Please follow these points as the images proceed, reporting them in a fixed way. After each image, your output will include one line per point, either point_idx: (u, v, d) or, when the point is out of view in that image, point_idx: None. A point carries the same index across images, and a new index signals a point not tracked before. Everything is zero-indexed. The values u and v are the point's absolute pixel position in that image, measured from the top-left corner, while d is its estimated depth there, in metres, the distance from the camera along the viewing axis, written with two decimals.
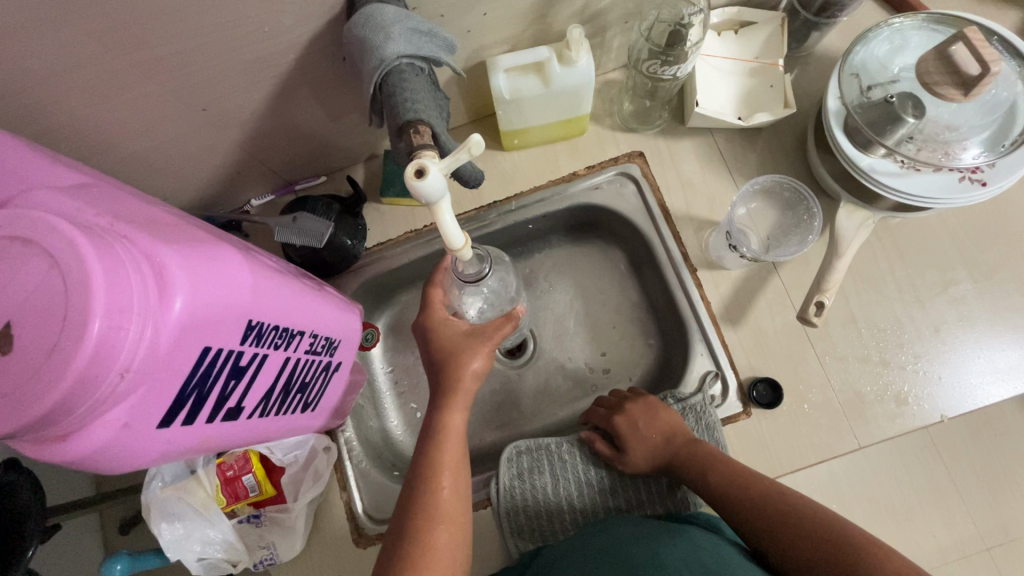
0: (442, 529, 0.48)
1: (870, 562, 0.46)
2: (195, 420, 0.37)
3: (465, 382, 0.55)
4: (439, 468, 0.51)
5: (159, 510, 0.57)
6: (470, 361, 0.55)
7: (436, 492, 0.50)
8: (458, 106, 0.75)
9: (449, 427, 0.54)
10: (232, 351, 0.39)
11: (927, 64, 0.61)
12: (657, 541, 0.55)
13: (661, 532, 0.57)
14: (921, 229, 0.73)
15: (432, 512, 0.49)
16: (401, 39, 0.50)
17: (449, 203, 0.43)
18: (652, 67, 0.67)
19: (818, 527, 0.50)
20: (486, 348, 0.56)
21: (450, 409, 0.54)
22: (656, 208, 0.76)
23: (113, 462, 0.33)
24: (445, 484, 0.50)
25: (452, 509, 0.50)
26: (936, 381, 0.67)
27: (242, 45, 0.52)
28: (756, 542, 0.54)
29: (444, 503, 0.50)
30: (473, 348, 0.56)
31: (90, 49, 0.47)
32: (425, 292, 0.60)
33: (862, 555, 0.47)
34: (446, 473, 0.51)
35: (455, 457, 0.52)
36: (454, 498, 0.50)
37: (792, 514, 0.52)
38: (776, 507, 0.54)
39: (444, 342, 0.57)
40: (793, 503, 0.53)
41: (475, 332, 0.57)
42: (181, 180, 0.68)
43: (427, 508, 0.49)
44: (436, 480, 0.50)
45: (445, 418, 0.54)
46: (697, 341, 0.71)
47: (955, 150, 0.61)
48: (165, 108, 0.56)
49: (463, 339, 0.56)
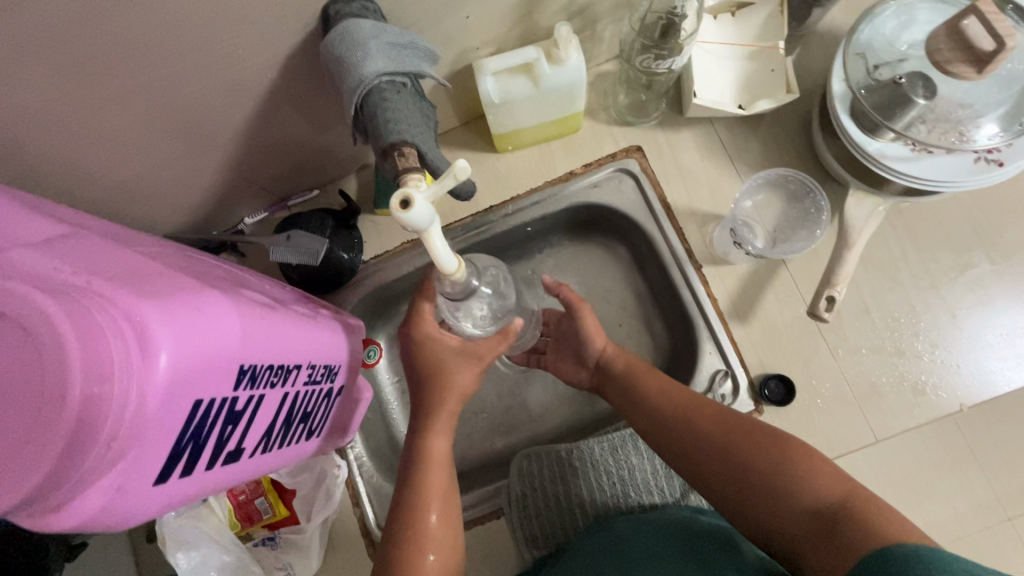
0: (430, 559, 0.48)
1: (776, 456, 0.48)
2: (194, 470, 0.37)
3: (450, 401, 0.54)
4: (428, 498, 0.51)
5: (174, 540, 0.56)
6: (460, 379, 0.54)
7: (423, 523, 0.49)
8: (447, 111, 0.73)
9: (432, 454, 0.53)
10: (226, 398, 0.38)
11: (937, 41, 0.57)
12: (657, 539, 0.55)
13: (663, 529, 0.56)
14: (934, 213, 0.70)
15: (417, 542, 0.49)
16: (380, 56, 0.48)
17: (439, 227, 0.41)
18: (645, 61, 0.64)
19: (715, 424, 0.53)
20: (474, 366, 0.55)
21: (434, 433, 0.54)
22: (656, 203, 0.73)
23: (113, 522, 0.33)
24: (433, 514, 0.50)
25: (441, 540, 0.50)
26: (955, 370, 0.66)
27: (218, 68, 0.50)
28: (689, 466, 0.53)
29: (433, 535, 0.49)
30: (460, 365, 0.54)
31: (63, 86, 0.45)
32: (416, 303, 0.59)
33: (760, 451, 0.49)
34: (433, 502, 0.51)
35: (441, 485, 0.52)
36: (442, 527, 0.50)
37: (722, 447, 0.51)
38: (706, 432, 0.53)
39: (433, 355, 0.55)
40: (736, 432, 0.51)
41: (464, 349, 0.55)
42: (171, 205, 0.67)
43: (413, 539, 0.49)
44: (423, 510, 0.50)
45: (430, 444, 0.53)
46: (705, 338, 0.69)
47: (969, 129, 0.59)
48: (148, 135, 0.55)
49: (451, 355, 0.55)
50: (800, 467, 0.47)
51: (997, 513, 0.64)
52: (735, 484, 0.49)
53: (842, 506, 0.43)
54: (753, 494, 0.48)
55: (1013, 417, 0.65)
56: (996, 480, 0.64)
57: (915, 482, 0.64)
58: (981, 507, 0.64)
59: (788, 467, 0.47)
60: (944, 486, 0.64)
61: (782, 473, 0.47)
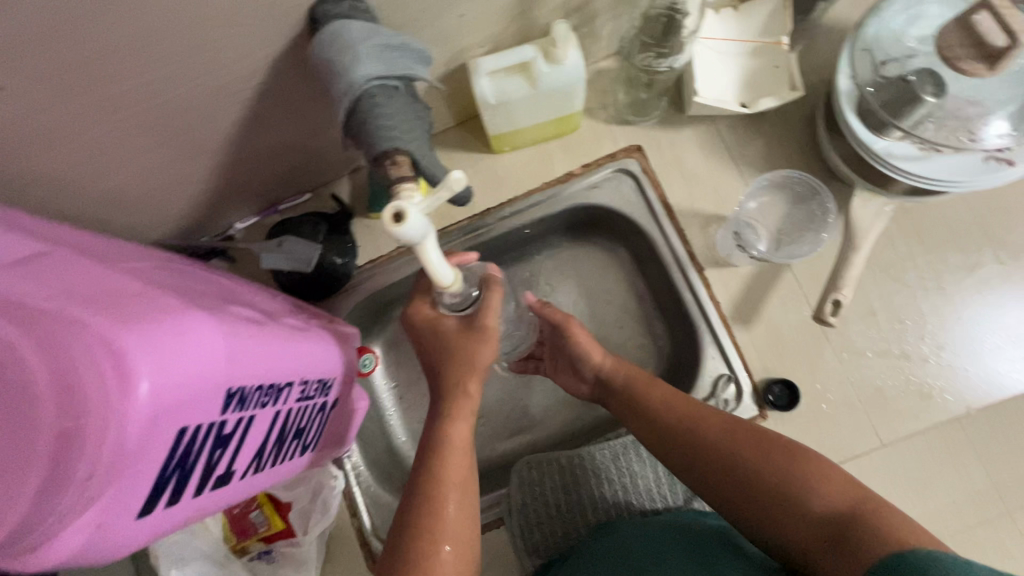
0: (447, 549, 0.46)
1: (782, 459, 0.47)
2: (181, 498, 0.35)
3: (469, 385, 0.53)
4: (446, 485, 0.49)
5: (168, 556, 0.57)
6: (472, 361, 0.52)
7: (440, 511, 0.48)
8: (442, 111, 0.71)
9: (452, 438, 0.51)
10: (214, 423, 0.36)
11: (947, 36, 0.55)
12: (663, 543, 0.53)
13: (668, 531, 0.55)
14: (941, 212, 0.68)
15: (434, 531, 0.46)
16: (370, 59, 0.46)
17: (434, 239, 0.40)
18: (646, 60, 0.62)
19: (716, 429, 0.51)
20: (484, 340, 0.52)
21: (454, 417, 0.52)
22: (657, 204, 0.71)
23: (94, 559, 0.31)
24: (451, 501, 0.48)
25: (459, 528, 0.47)
26: (962, 373, 0.65)
27: (203, 74, 0.48)
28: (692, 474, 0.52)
29: (451, 522, 0.47)
30: (471, 345, 0.52)
31: (39, 95, 0.43)
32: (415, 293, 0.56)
33: (765, 456, 0.47)
34: (451, 490, 0.49)
35: (460, 473, 0.50)
36: (460, 516, 0.48)
37: (726, 454, 0.49)
38: (709, 440, 0.51)
39: (440, 342, 0.53)
40: (739, 435, 0.50)
41: (469, 326, 0.52)
42: (158, 213, 0.65)
43: (429, 527, 0.47)
44: (441, 498, 0.48)
45: (450, 429, 0.52)
46: (708, 342, 0.68)
47: (978, 127, 0.57)
48: (131, 143, 0.53)
49: (458, 336, 0.53)
50: (804, 475, 0.45)
51: (1004, 517, 0.63)
52: (735, 490, 0.48)
53: (841, 514, 0.42)
54: (753, 500, 0.47)
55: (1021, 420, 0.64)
56: (1003, 484, 0.63)
57: (921, 487, 0.64)
58: (989, 511, 0.63)
59: (791, 474, 0.46)
60: (951, 491, 0.63)
61: (789, 477, 0.46)
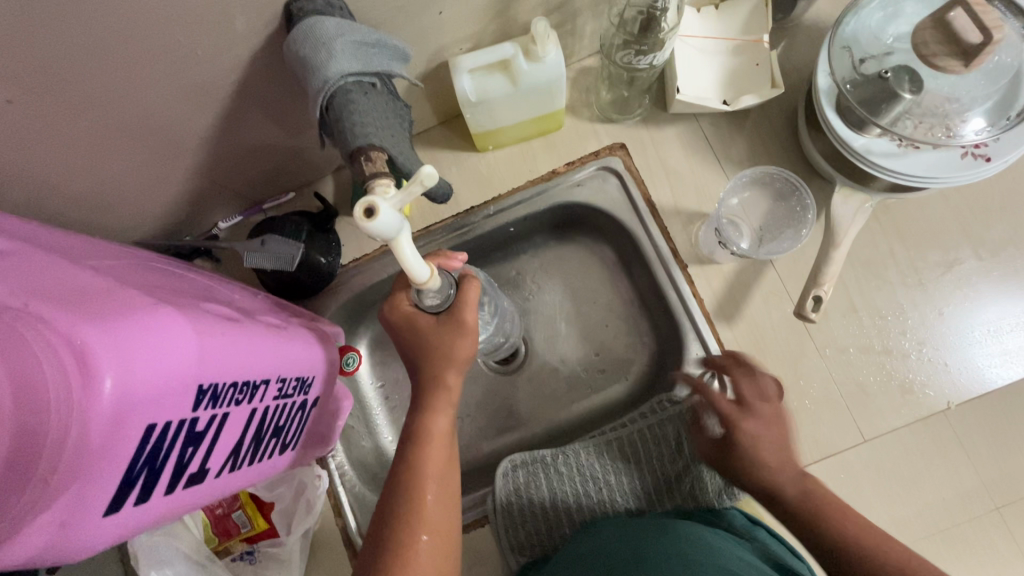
0: (424, 541, 0.46)
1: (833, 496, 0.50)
2: (151, 496, 0.35)
3: (447, 378, 0.52)
4: (425, 477, 0.49)
5: (148, 557, 0.54)
6: (448, 356, 0.51)
7: (419, 504, 0.48)
8: (425, 109, 0.71)
9: (432, 432, 0.51)
10: (185, 419, 0.36)
11: (923, 34, 0.56)
12: (645, 539, 0.53)
13: (649, 530, 0.55)
14: (920, 209, 0.69)
15: (412, 524, 0.47)
16: (345, 56, 0.46)
17: (408, 235, 0.39)
18: (626, 57, 0.62)
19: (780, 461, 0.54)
20: (462, 334, 0.51)
21: (433, 411, 0.51)
22: (640, 202, 0.71)
23: (60, 557, 0.31)
24: (430, 494, 0.48)
25: (439, 522, 0.48)
26: (943, 369, 0.65)
27: (179, 72, 0.48)
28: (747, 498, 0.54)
29: (428, 514, 0.48)
30: (448, 339, 0.51)
31: (12, 94, 0.43)
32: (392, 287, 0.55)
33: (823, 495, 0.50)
34: (430, 483, 0.49)
35: (440, 465, 0.50)
36: (439, 507, 0.48)
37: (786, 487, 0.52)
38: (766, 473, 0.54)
39: (417, 337, 0.52)
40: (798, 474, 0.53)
41: (446, 320, 0.51)
42: (139, 213, 0.64)
43: (408, 521, 0.47)
44: (420, 490, 0.48)
45: (428, 422, 0.51)
46: (691, 340, 0.67)
47: (955, 123, 0.57)
48: (108, 142, 0.52)
49: (435, 330, 0.52)
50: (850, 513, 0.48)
51: (985, 511, 0.63)
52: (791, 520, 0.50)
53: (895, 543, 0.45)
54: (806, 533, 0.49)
55: (1001, 415, 0.64)
56: (984, 478, 0.64)
57: (903, 482, 0.64)
58: (970, 505, 0.63)
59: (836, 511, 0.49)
60: (933, 486, 0.64)
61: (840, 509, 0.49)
